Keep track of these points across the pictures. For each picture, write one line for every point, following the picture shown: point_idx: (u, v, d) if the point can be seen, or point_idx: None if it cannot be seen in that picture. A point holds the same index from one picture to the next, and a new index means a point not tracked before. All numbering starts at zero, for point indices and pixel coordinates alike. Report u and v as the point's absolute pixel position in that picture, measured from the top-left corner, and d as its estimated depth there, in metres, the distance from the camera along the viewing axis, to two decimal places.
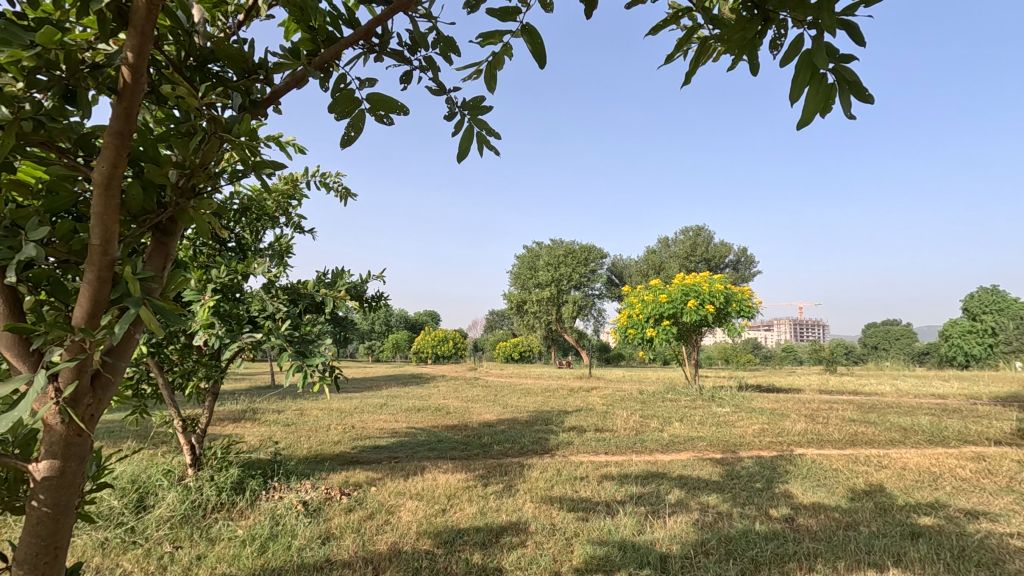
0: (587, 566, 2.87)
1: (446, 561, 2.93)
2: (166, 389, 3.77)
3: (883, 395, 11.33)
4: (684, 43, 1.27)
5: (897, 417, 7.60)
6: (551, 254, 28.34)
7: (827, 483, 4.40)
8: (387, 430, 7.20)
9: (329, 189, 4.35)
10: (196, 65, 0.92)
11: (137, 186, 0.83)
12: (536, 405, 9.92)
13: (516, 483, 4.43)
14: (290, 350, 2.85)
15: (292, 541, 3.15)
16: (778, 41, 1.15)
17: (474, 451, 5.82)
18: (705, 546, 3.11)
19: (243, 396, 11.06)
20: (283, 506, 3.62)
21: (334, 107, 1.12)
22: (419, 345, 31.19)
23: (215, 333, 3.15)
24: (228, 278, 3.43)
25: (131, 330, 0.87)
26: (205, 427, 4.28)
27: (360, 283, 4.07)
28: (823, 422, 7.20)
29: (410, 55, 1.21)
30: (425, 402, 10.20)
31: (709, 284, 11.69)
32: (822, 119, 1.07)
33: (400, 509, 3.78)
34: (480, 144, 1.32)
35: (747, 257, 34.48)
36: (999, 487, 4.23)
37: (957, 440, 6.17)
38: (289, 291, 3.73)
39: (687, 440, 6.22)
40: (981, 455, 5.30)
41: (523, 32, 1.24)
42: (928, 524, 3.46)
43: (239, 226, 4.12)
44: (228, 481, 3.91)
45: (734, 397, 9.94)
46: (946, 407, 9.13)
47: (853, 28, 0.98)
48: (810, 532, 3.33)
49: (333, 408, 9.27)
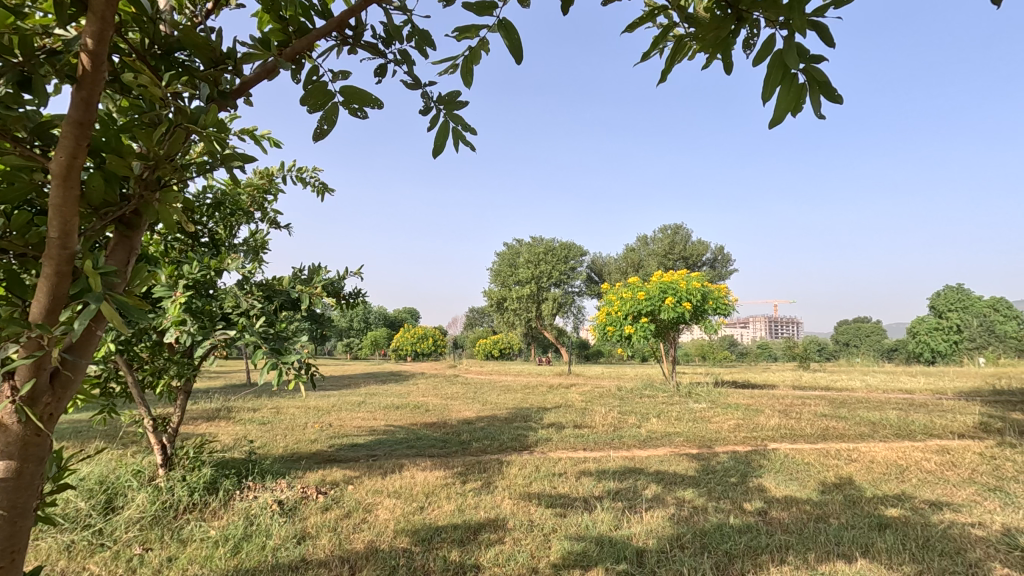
0: (564, 562, 2.88)
1: (423, 560, 2.91)
2: (136, 388, 3.68)
3: (853, 391, 11.63)
4: (659, 42, 1.28)
5: (866, 412, 7.81)
6: (531, 251, 28.28)
7: (799, 476, 4.49)
8: (364, 429, 7.13)
9: (305, 184, 4.28)
10: (161, 54, 0.89)
11: (98, 177, 0.81)
12: (515, 402, 9.93)
13: (495, 480, 4.43)
14: (264, 347, 2.79)
15: (266, 541, 3.10)
16: (750, 40, 1.17)
17: (452, 449, 5.79)
18: (680, 540, 3.15)
19: (215, 395, 10.82)
20: (257, 506, 3.56)
21: (305, 100, 1.10)
22: (398, 343, 30.97)
23: (187, 329, 3.06)
24: (200, 274, 3.36)
25: (92, 327, 0.84)
26: (177, 427, 4.18)
27: (337, 279, 4.02)
28: (795, 417, 7.35)
29: (384, 47, 1.20)
30: (404, 400, 10.12)
31: (686, 281, 11.84)
32: (792, 118, 1.09)
33: (377, 507, 3.75)
34: (456, 139, 1.33)
35: (724, 254, 35.02)
36: (961, 479, 4.37)
37: (923, 433, 6.36)
38: (264, 287, 3.67)
39: (664, 436, 6.30)
40: (945, 448, 5.47)
41: (499, 26, 1.23)
42: (894, 515, 3.56)
43: (212, 221, 4.03)
44: (201, 481, 3.84)
45: (710, 393, 10.10)
46: (913, 402, 9.40)
47: (822, 29, 1.01)
48: (782, 525, 3.41)
49: (311, 406, 9.14)
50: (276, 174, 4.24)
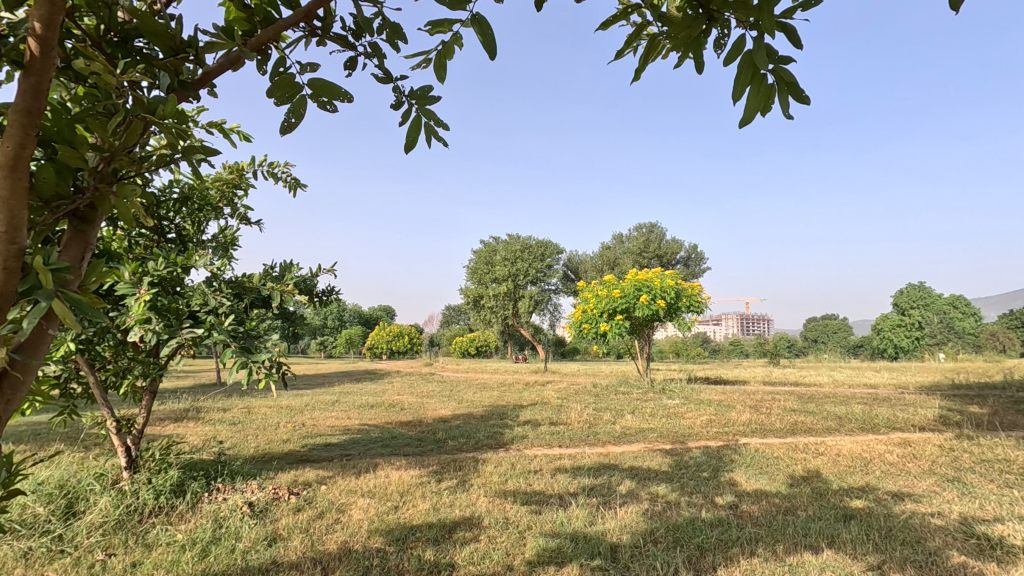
0: (539, 559, 2.89)
1: (397, 559, 2.89)
2: (98, 389, 3.56)
3: (820, 386, 11.97)
4: (633, 39, 1.29)
5: (833, 407, 8.05)
6: (508, 249, 28.27)
7: (769, 470, 4.60)
8: (338, 428, 7.04)
9: (277, 179, 4.18)
10: (117, 42, 0.86)
11: (49, 169, 0.77)
12: (491, 400, 9.93)
13: (470, 478, 4.42)
14: (233, 346, 2.72)
15: (236, 543, 3.03)
16: (721, 41, 1.19)
17: (428, 447, 5.75)
18: (653, 535, 3.19)
19: (183, 395, 10.54)
20: (226, 508, 3.49)
21: (272, 92, 1.08)
22: (373, 341, 30.64)
23: (152, 328, 2.96)
24: (166, 271, 3.26)
25: (42, 326, 0.80)
26: (142, 428, 4.06)
27: (309, 276, 3.94)
28: (765, 412, 7.52)
29: (354, 39, 1.18)
30: (379, 399, 10.01)
31: (660, 279, 12.00)
32: (761, 118, 1.11)
33: (351, 507, 3.71)
34: (428, 133, 1.34)
35: (697, 253, 35.59)
36: (922, 470, 4.53)
37: (886, 427, 6.58)
38: (233, 285, 3.58)
39: (638, 432, 6.37)
40: (907, 441, 5.66)
41: (472, 21, 1.22)
42: (859, 506, 3.66)
43: (179, 216, 3.92)
44: (167, 483, 3.73)
45: (683, 390, 10.26)
46: (877, 397, 9.70)
47: (790, 30, 1.02)
48: (752, 518, 3.48)
49: (283, 405, 8.99)
50: (246, 169, 4.13)
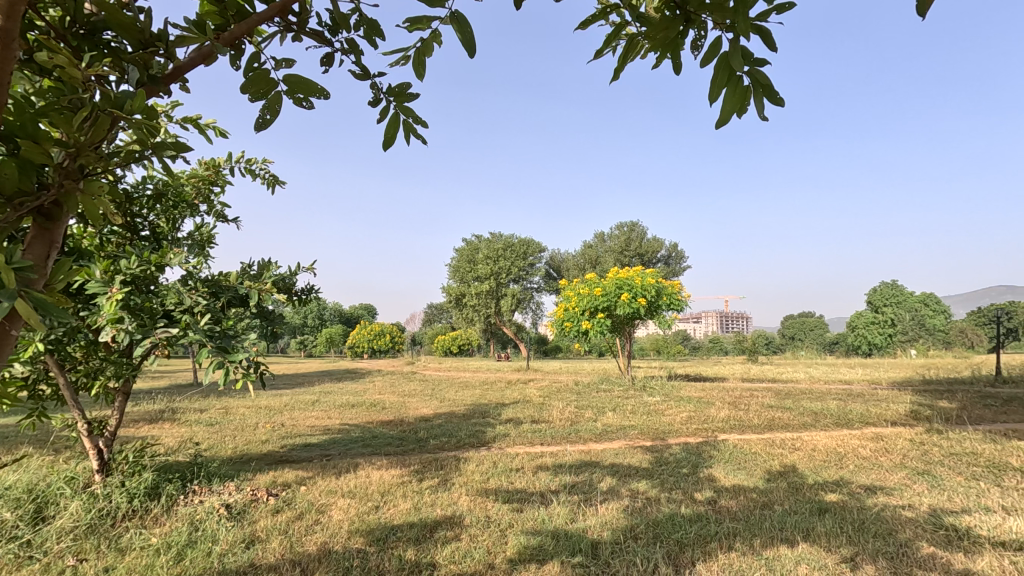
0: (520, 556, 2.90)
1: (378, 560, 2.87)
2: (68, 390, 3.46)
3: (797, 382, 12.22)
4: (612, 39, 1.30)
5: (809, 402, 8.20)
6: (490, 247, 28.22)
7: (747, 465, 4.67)
8: (318, 428, 6.98)
9: (254, 175, 4.12)
10: (84, 35, 0.84)
11: (11, 164, 0.75)
12: (473, 398, 9.91)
13: (452, 477, 4.41)
14: (209, 345, 2.67)
15: (212, 546, 2.98)
16: (697, 42, 1.20)
17: (409, 446, 5.73)
18: (634, 531, 3.22)
19: (158, 395, 10.33)
20: (203, 511, 3.42)
21: (246, 87, 1.06)
22: (354, 340, 30.38)
23: (125, 328, 2.88)
24: (140, 269, 3.18)
25: (5, 327, 0.77)
26: (115, 430, 3.96)
27: (288, 275, 3.89)
28: (743, 408, 7.64)
29: (330, 35, 1.17)
30: (359, 398, 9.93)
31: (641, 277, 12.09)
32: (737, 119, 1.13)
33: (331, 508, 3.67)
34: (406, 131, 1.34)
35: (677, 252, 35.98)
36: (893, 464, 4.64)
37: (860, 421, 6.74)
38: (209, 283, 3.52)
39: (619, 429, 6.42)
40: (879, 435, 5.80)
41: (450, 19, 1.21)
42: (834, 500, 3.74)
43: (153, 213, 3.84)
44: (142, 486, 3.66)
45: (663, 387, 10.37)
46: (851, 392, 9.92)
47: (766, 34, 1.04)
48: (730, 513, 3.53)
49: (262, 405, 8.88)
50: (223, 165, 4.06)
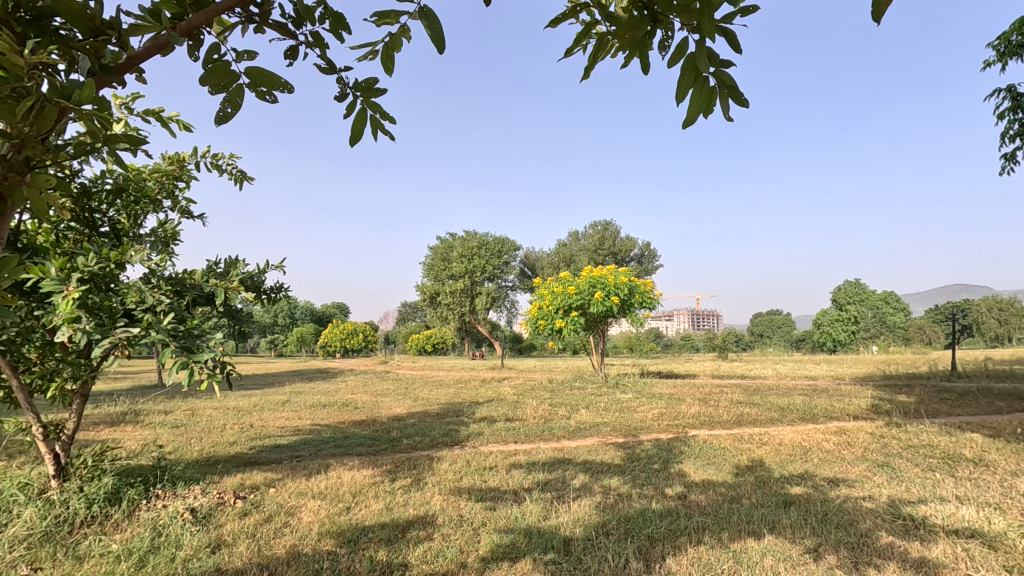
0: (493, 555, 2.90)
1: (349, 560, 2.84)
2: (21, 393, 3.32)
3: (765, 379, 12.52)
4: (582, 38, 1.31)
5: (776, 398, 8.42)
6: (465, 245, 28.10)
7: (716, 460, 4.77)
8: (288, 428, 6.85)
9: (221, 171, 4.02)
10: (30, 21, 0.80)
11: None
12: (447, 397, 9.86)
13: (425, 476, 4.39)
14: (173, 346, 2.58)
15: (176, 551, 2.89)
16: (665, 42, 1.22)
17: (382, 446, 5.67)
18: (606, 526, 3.26)
19: (119, 397, 10.00)
20: (167, 516, 3.32)
21: (205, 80, 1.04)
22: (326, 339, 29.93)
23: (82, 328, 2.76)
24: (98, 267, 3.06)
25: None
26: (73, 433, 3.82)
27: (256, 273, 3.80)
28: (713, 405, 7.78)
29: (295, 28, 1.15)
30: (331, 398, 9.79)
31: (614, 276, 12.20)
32: (703, 119, 1.14)
33: (301, 509, 3.61)
34: (373, 126, 1.33)
35: (650, 251, 36.47)
36: (855, 457, 4.79)
37: (824, 416, 6.94)
38: (172, 281, 3.42)
39: (592, 426, 6.48)
40: (842, 429, 5.99)
41: (419, 14, 1.20)
42: (798, 493, 3.84)
43: (113, 209, 3.71)
44: (101, 491, 3.53)
45: (636, 384, 10.52)
46: (817, 388, 10.20)
47: (730, 36, 1.06)
48: (700, 507, 3.60)
49: (230, 406, 8.68)
50: (188, 160, 3.95)
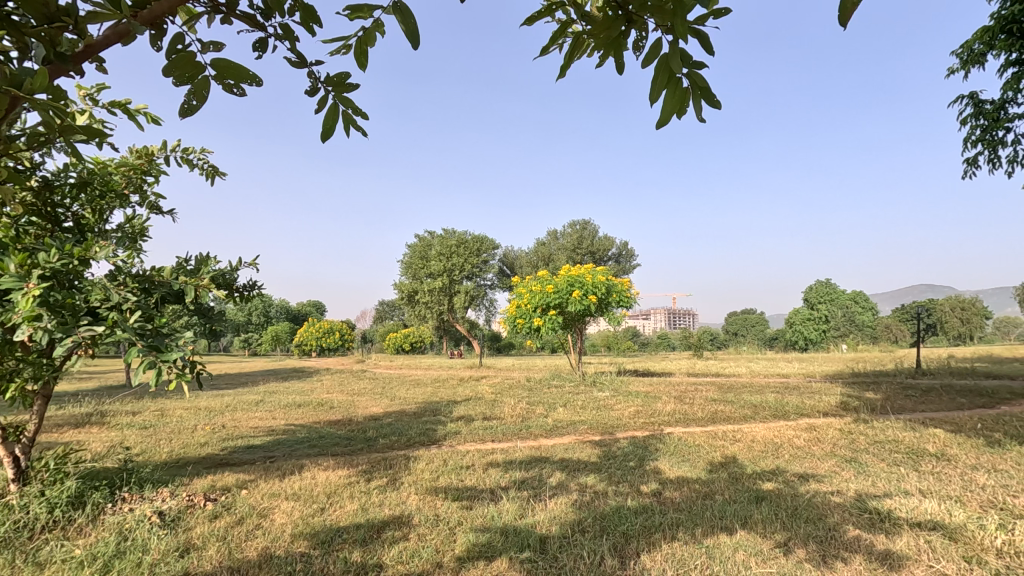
0: (469, 554, 2.89)
1: (323, 562, 2.80)
2: None
3: (738, 376, 12.76)
4: (559, 36, 1.30)
5: (749, 395, 8.58)
6: (443, 244, 27.94)
7: (690, 457, 4.84)
8: (261, 429, 6.73)
9: (192, 166, 3.92)
10: None
11: None
12: (424, 396, 9.81)
13: (401, 476, 4.36)
14: (140, 344, 2.50)
15: (143, 556, 2.81)
16: (639, 42, 1.22)
17: (357, 446, 5.60)
18: (581, 524, 3.27)
19: (84, 398, 9.68)
20: (133, 519, 3.23)
21: (169, 70, 1.01)
22: (302, 338, 29.48)
23: (43, 326, 2.66)
24: (61, 263, 2.95)
25: None
26: (34, 436, 3.69)
27: (228, 270, 3.72)
28: (688, 403, 7.90)
29: (264, 20, 1.13)
30: (306, 397, 9.64)
31: (592, 275, 12.28)
32: (677, 119, 1.15)
33: (273, 511, 3.56)
34: (345, 121, 1.32)
35: (628, 250, 36.82)
36: (824, 452, 4.91)
37: (795, 413, 7.10)
38: (139, 279, 3.32)
39: (570, 425, 6.51)
40: (813, 425, 6.13)
41: (393, 9, 1.18)
42: (770, 488, 3.92)
43: (77, 204, 3.60)
44: (64, 495, 3.42)
45: (613, 382, 10.60)
46: (788, 385, 10.42)
47: (703, 38, 1.06)
48: (674, 503, 3.65)
49: (201, 406, 8.49)
50: (157, 154, 3.85)
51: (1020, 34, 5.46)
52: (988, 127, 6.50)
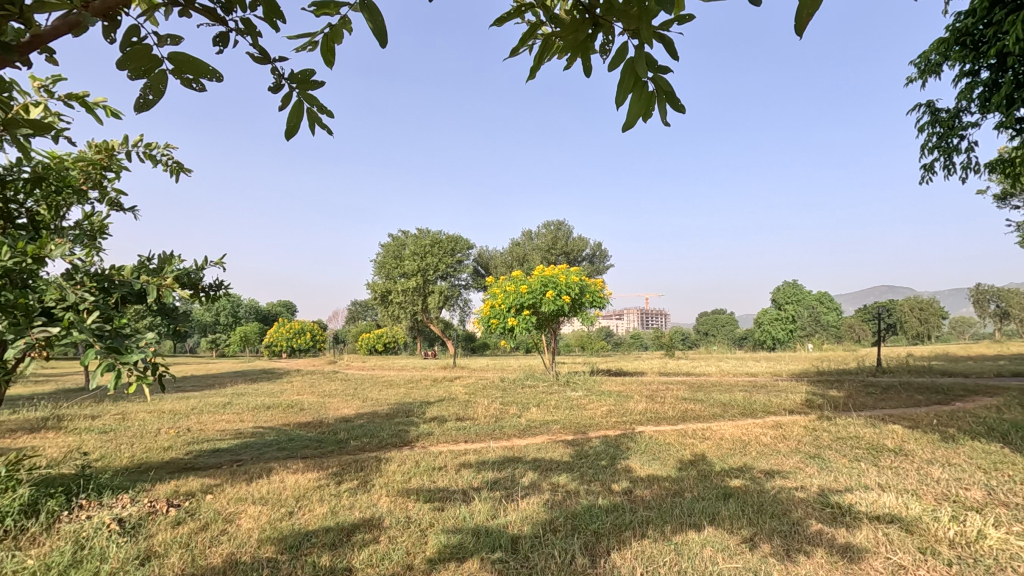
0: (440, 556, 2.88)
1: (290, 567, 2.75)
2: None
3: (708, 375, 13.01)
4: (527, 38, 1.30)
5: (719, 394, 8.73)
6: (417, 244, 27.70)
7: (660, 455, 4.91)
8: (228, 432, 6.58)
9: (155, 161, 3.79)
10: None
11: None
12: (397, 397, 9.73)
13: (372, 478, 4.30)
14: (97, 346, 2.40)
15: (100, 565, 2.71)
16: (606, 45, 1.23)
17: (328, 449, 5.52)
18: (553, 524, 3.29)
19: (39, 402, 9.30)
20: (91, 527, 3.12)
21: (124, 63, 0.99)
22: (272, 339, 28.91)
23: None
24: (12, 261, 2.82)
25: None
26: None
27: (193, 269, 3.61)
28: (659, 401, 8.01)
29: (225, 14, 1.11)
30: (276, 399, 9.47)
31: (566, 275, 12.34)
32: (642, 122, 1.17)
33: (239, 516, 3.47)
34: (310, 119, 1.30)
35: (602, 251, 37.19)
36: (790, 449, 5.03)
37: (763, 411, 7.27)
38: (98, 278, 3.19)
39: (543, 424, 6.54)
40: (779, 423, 6.28)
41: (360, 7, 1.17)
42: (737, 485, 4.00)
43: (31, 200, 3.46)
44: (16, 503, 3.29)
45: (586, 381, 10.68)
46: (756, 384, 10.65)
47: (668, 43, 1.08)
48: (644, 501, 3.70)
49: (165, 409, 8.25)
50: (118, 149, 3.71)
51: (973, 46, 5.68)
52: (944, 135, 6.76)
